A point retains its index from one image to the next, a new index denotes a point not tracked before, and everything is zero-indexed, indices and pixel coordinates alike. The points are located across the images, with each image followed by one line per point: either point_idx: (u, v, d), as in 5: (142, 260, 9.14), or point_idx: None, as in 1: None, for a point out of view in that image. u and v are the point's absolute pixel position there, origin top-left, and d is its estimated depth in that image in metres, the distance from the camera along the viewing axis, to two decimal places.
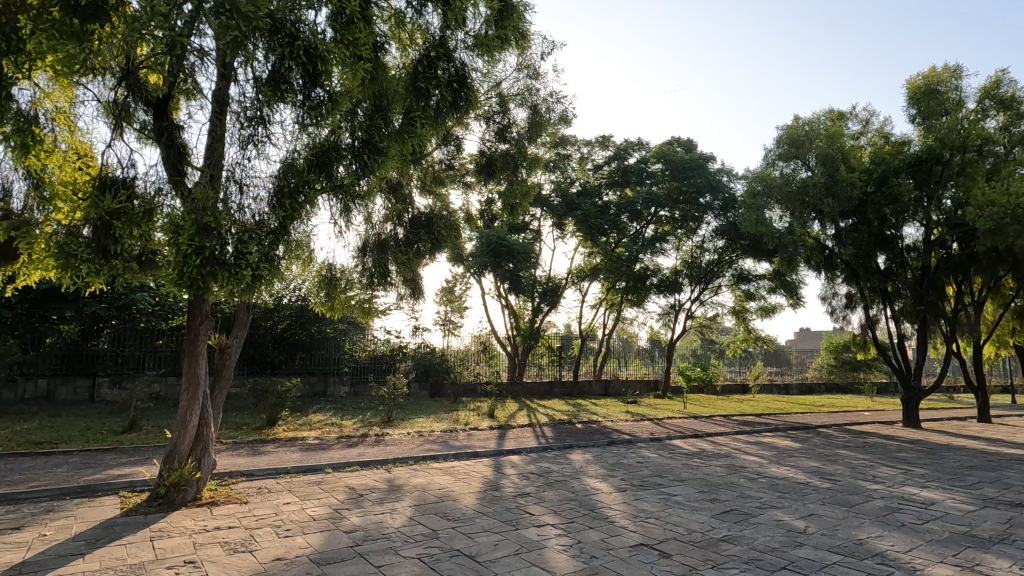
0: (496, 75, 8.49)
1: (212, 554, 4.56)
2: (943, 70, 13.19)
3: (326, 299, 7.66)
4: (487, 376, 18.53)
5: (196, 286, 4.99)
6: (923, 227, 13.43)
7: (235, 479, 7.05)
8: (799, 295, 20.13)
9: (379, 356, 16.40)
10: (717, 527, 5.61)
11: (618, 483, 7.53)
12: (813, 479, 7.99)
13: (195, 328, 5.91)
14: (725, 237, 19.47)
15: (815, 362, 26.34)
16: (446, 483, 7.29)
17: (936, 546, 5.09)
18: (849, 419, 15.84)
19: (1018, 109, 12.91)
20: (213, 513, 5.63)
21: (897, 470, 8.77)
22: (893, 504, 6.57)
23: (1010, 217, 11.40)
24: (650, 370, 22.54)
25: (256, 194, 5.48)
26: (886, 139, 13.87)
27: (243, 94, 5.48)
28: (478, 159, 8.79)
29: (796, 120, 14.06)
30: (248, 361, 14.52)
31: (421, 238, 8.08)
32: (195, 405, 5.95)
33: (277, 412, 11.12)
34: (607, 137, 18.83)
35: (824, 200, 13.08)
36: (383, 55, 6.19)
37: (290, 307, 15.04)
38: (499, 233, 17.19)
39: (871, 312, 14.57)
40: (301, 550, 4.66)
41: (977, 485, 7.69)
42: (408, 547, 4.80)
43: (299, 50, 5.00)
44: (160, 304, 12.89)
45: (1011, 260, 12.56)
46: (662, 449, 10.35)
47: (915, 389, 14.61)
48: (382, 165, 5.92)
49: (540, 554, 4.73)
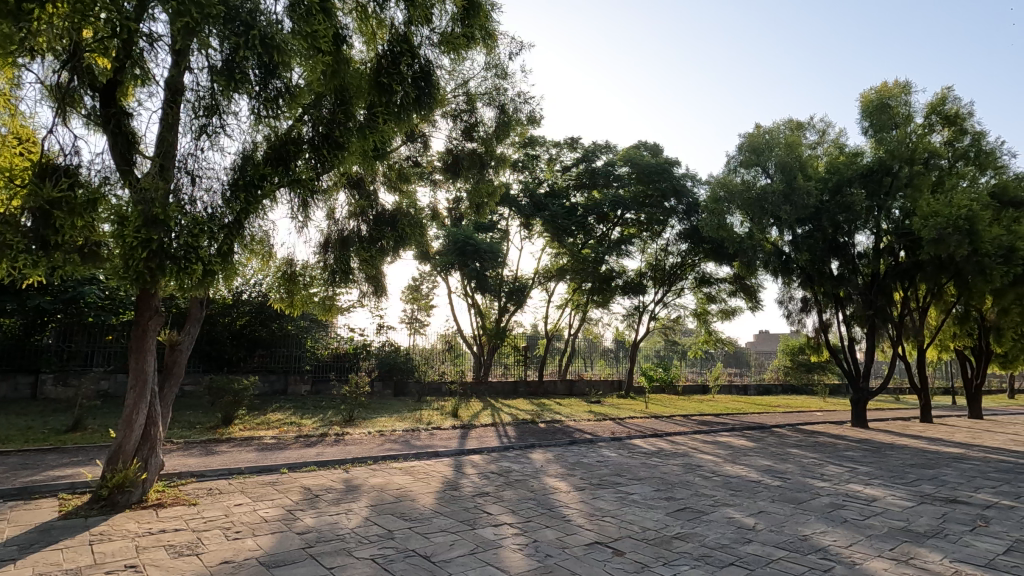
0: (462, 73, 8.43)
1: (156, 557, 4.40)
2: (894, 85, 13.84)
3: (286, 296, 7.70)
4: (452, 375, 18.54)
5: (142, 281, 4.78)
6: (873, 236, 13.94)
7: (185, 480, 6.83)
8: (758, 298, 20.67)
9: (342, 354, 16.17)
10: (670, 525, 5.73)
11: (577, 481, 7.61)
12: (765, 477, 8.24)
13: (144, 324, 5.70)
14: (688, 240, 19.86)
15: (773, 363, 27.18)
16: (405, 482, 7.23)
17: (875, 540, 5.32)
18: (803, 419, 16.40)
19: (961, 125, 13.76)
20: (159, 515, 5.44)
21: (844, 468, 9.14)
22: (837, 501, 6.85)
23: (952, 228, 12.02)
24: (614, 370, 22.85)
25: (209, 186, 5.32)
26: (840, 150, 14.44)
27: (198, 83, 5.32)
28: (445, 157, 8.73)
29: (757, 128, 14.47)
30: (203, 357, 14.05)
31: (386, 235, 7.86)
32: (142, 403, 5.72)
33: (233, 411, 10.81)
34: (575, 139, 18.95)
35: (781, 207, 13.44)
36: (346, 46, 6.07)
37: (249, 302, 14.68)
38: (467, 232, 17.13)
39: (824, 316, 15.07)
40: (251, 553, 4.55)
41: (915, 482, 8.08)
42: (363, 548, 4.75)
43: (255, 40, 4.86)
44: (110, 298, 12.43)
45: (953, 268, 13.14)
46: (622, 448, 10.51)
47: (863, 390, 15.22)
48: (341, 160, 5.75)
49: (496, 553, 4.73)
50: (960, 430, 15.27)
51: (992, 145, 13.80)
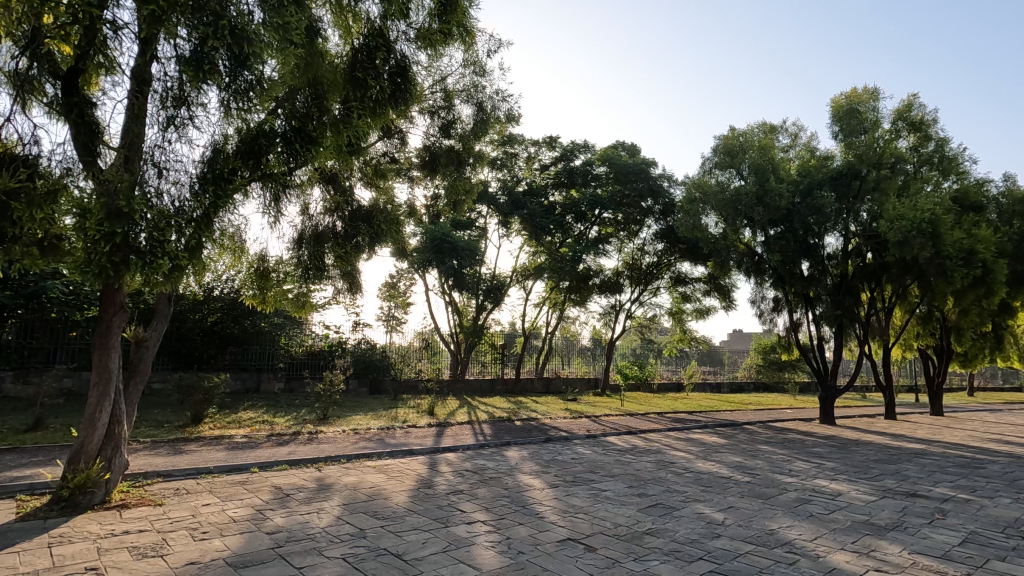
0: (440, 70, 8.35)
1: (118, 559, 4.28)
2: (863, 91, 14.28)
3: (258, 292, 7.60)
4: (428, 373, 18.46)
5: (106, 275, 4.61)
6: (842, 238, 14.16)
7: (151, 480, 6.66)
8: (731, 298, 21.00)
9: (317, 352, 15.95)
10: (642, 520, 5.80)
11: (551, 478, 7.66)
12: (735, 473, 8.41)
13: (108, 320, 5.53)
14: (664, 240, 20.08)
15: (746, 362, 27.72)
16: (379, 480, 7.18)
17: (839, 534, 5.48)
18: (774, 417, 16.77)
19: (926, 131, 14.28)
20: (123, 517, 5.28)
21: (810, 464, 9.37)
22: (804, 496, 7.03)
23: (916, 230, 12.42)
24: (591, 368, 23.02)
25: (177, 178, 5.19)
26: (812, 153, 14.79)
27: (165, 73, 5.19)
28: (423, 154, 8.68)
29: (731, 131, 14.75)
30: (172, 354, 13.72)
31: (361, 231, 7.80)
32: (105, 402, 5.56)
33: (203, 409, 10.58)
34: (554, 138, 19.03)
35: (754, 208, 13.73)
36: (320, 38, 5.95)
37: (221, 299, 14.41)
38: (445, 230, 17.08)
39: (794, 316, 15.40)
40: (217, 554, 4.45)
41: (878, 478, 8.35)
42: (335, 547, 4.70)
43: (224, 30, 4.75)
44: (75, 294, 11.95)
45: (917, 270, 13.61)
46: (596, 445, 10.61)
47: (831, 389, 15.61)
48: (314, 155, 5.66)
49: (468, 551, 4.73)
50: (922, 426, 15.80)
51: (954, 151, 14.35)
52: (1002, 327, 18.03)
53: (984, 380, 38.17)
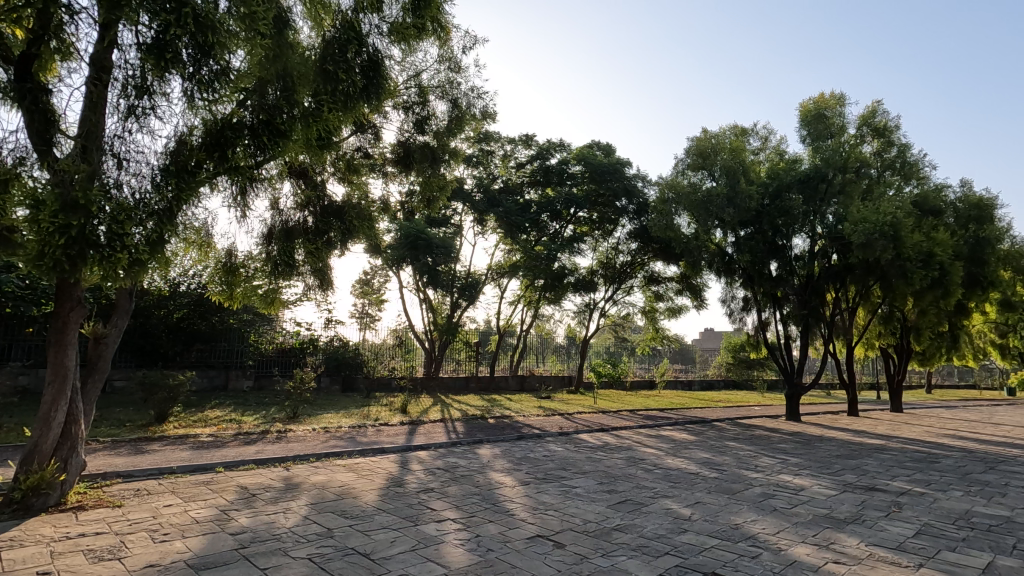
0: (414, 65, 8.26)
1: (72, 563, 4.14)
2: (830, 97, 14.70)
3: (225, 288, 7.42)
4: (402, 370, 18.34)
5: (61, 269, 4.46)
6: (809, 239, 14.51)
7: (110, 481, 6.46)
8: (703, 297, 21.35)
9: (288, 349, 15.66)
10: (611, 516, 5.87)
11: (522, 476, 7.68)
12: (703, 469, 8.57)
13: (64, 316, 5.33)
14: (638, 239, 20.33)
15: (716, 360, 28.30)
16: (348, 479, 7.09)
17: (800, 527, 5.63)
18: (742, 413, 17.14)
19: (889, 137, 14.74)
20: (79, 519, 5.10)
21: (775, 459, 9.61)
22: (769, 491, 7.21)
23: (878, 233, 12.80)
24: (565, 366, 23.17)
25: (137, 170, 5.03)
26: (781, 156, 15.12)
27: (126, 61, 5.01)
28: (397, 149, 8.57)
29: (704, 133, 14.98)
30: (136, 351, 13.38)
31: (333, 227, 7.68)
32: (62, 401, 5.35)
33: (167, 408, 10.29)
34: (530, 137, 19.04)
35: (725, 209, 13.93)
36: (290, 29, 5.85)
37: (187, 295, 14.05)
38: (419, 226, 16.94)
39: (763, 315, 15.73)
40: (178, 556, 4.34)
41: (839, 472, 8.61)
42: (301, 547, 4.62)
43: (187, 18, 4.59)
44: (31, 289, 11.51)
45: (878, 271, 14.05)
46: (568, 443, 10.69)
47: (798, 386, 16.06)
48: (283, 148, 5.57)
49: (437, 549, 4.71)
50: (882, 423, 16.33)
51: (915, 157, 14.90)
52: (958, 327, 18.77)
53: (942, 378, 39.74)
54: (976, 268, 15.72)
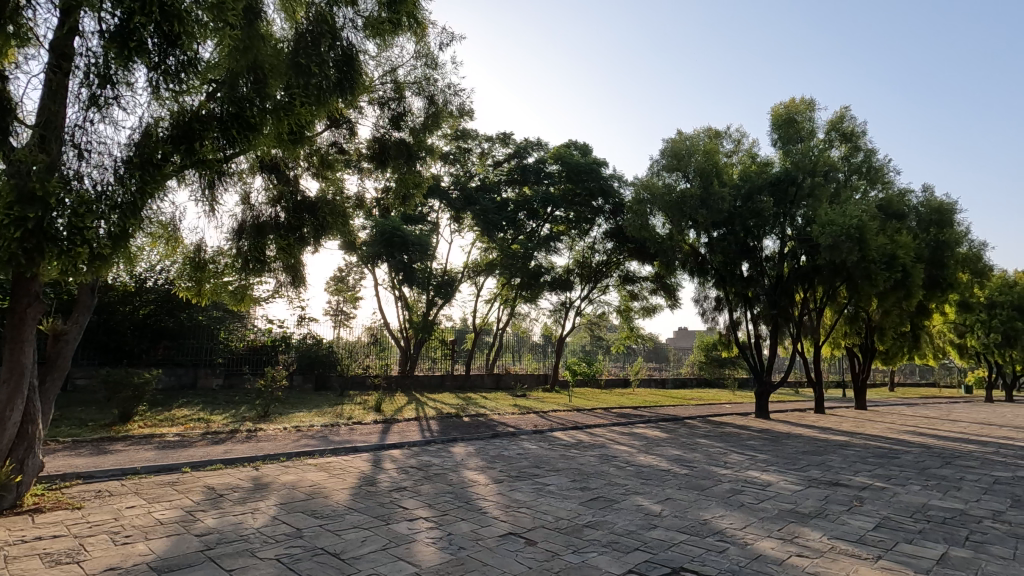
0: (390, 61, 8.18)
1: (27, 567, 4.00)
2: (801, 101, 15.06)
3: (192, 284, 7.29)
4: (377, 368, 18.16)
5: (16, 263, 4.30)
6: (779, 240, 14.79)
7: (70, 482, 6.26)
8: (676, 297, 21.66)
9: (259, 346, 15.37)
10: (583, 513, 5.93)
11: (495, 474, 7.69)
12: (674, 466, 8.71)
13: (21, 312, 5.13)
14: (613, 239, 20.52)
15: (689, 359, 28.81)
16: (319, 479, 7.00)
17: (766, 522, 5.76)
18: (713, 411, 17.45)
19: (855, 142, 15.20)
20: (35, 522, 4.93)
21: (744, 456, 9.81)
22: (737, 486, 7.37)
23: (845, 235, 13.16)
24: (541, 364, 23.24)
25: (99, 161, 4.88)
26: (753, 159, 15.37)
27: (88, 49, 4.86)
28: (372, 145, 8.48)
29: (679, 134, 15.15)
30: (100, 348, 12.98)
31: (305, 222, 7.53)
32: (18, 399, 5.15)
33: (132, 407, 9.98)
34: (508, 135, 19.04)
35: (699, 210, 14.17)
36: (262, 19, 5.66)
37: (155, 290, 13.71)
38: (395, 223, 16.79)
39: (734, 314, 16.03)
40: (140, 558, 4.23)
41: (805, 468, 8.85)
42: (269, 547, 4.56)
43: (151, 6, 4.46)
44: None
45: (845, 273, 14.40)
46: (543, 441, 10.73)
47: (767, 383, 16.45)
48: (252, 142, 5.43)
49: (408, 548, 4.69)
50: (848, 420, 16.80)
51: (880, 162, 15.40)
52: (919, 327, 19.41)
53: (903, 377, 41.15)
54: (936, 271, 16.30)
